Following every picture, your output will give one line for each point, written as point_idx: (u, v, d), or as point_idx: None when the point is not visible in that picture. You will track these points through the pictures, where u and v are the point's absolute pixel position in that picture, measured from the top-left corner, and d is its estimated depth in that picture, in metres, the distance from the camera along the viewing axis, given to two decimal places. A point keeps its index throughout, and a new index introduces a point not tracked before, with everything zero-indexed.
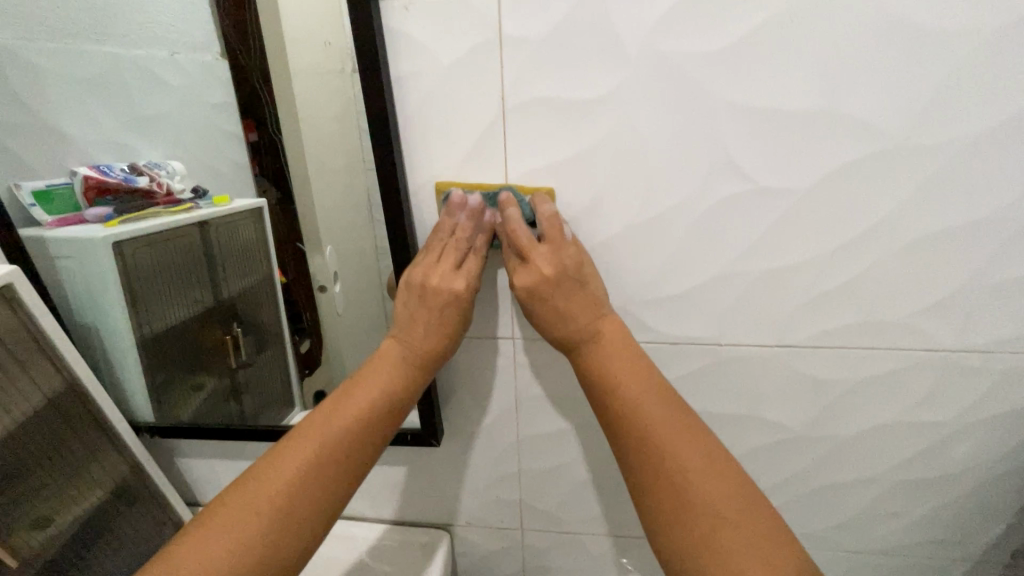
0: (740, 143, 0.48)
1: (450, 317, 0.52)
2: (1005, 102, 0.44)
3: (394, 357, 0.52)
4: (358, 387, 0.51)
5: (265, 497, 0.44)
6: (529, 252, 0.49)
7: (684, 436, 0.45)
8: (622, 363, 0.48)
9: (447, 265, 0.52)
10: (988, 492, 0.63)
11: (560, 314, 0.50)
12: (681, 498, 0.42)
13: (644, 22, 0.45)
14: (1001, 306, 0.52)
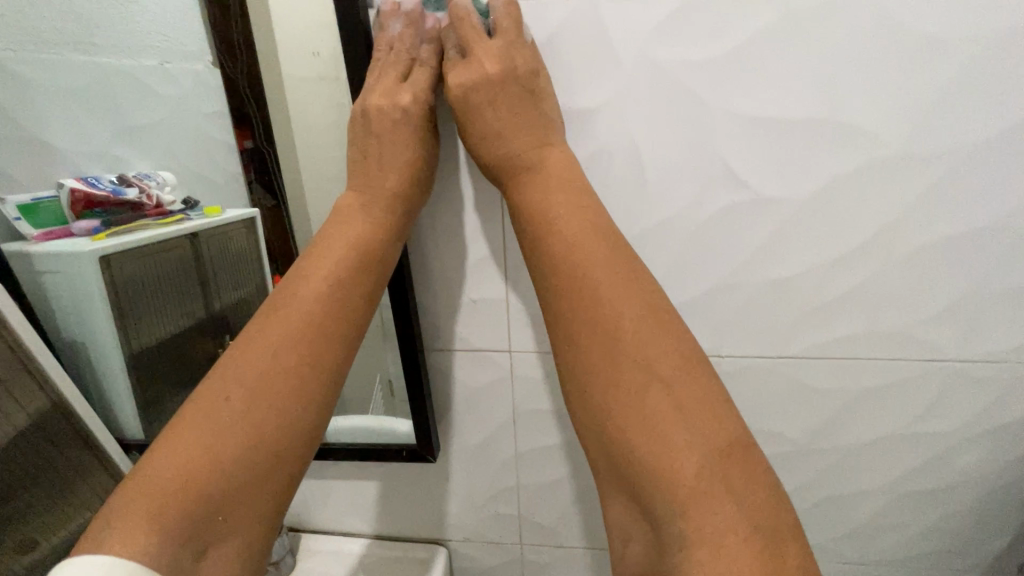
0: (738, 150, 0.46)
1: (405, 132, 0.48)
2: (1010, 107, 0.43)
3: (357, 221, 0.48)
4: (309, 272, 0.46)
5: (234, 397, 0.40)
6: (470, 44, 0.44)
7: (651, 325, 0.39)
8: (583, 240, 0.42)
9: (390, 78, 0.48)
10: (994, 504, 0.62)
11: (496, 125, 0.44)
12: (618, 359, 0.38)
13: (638, 29, 0.43)
14: (1008, 314, 0.51)
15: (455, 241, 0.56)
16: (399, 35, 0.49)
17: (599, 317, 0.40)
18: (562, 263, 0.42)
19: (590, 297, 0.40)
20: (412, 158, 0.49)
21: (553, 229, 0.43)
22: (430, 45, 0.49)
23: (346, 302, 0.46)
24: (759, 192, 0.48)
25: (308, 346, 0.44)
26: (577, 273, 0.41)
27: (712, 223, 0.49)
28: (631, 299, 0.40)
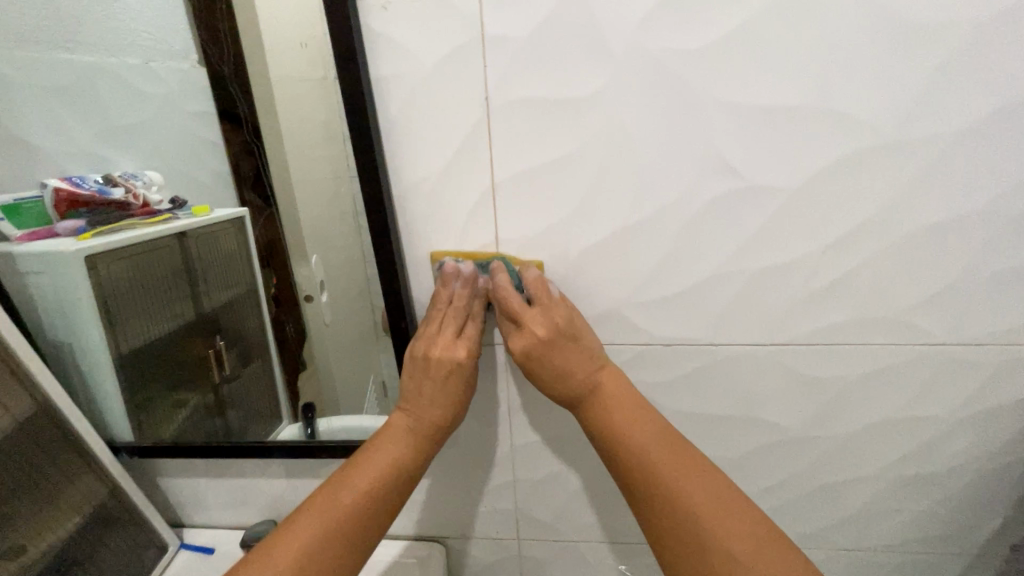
0: (730, 139, 0.47)
1: (459, 379, 0.52)
2: (995, 91, 0.43)
3: (407, 426, 0.53)
4: (381, 444, 0.51)
5: (304, 556, 0.43)
6: (522, 315, 0.49)
7: (695, 482, 0.44)
8: (635, 421, 0.48)
9: (448, 335, 0.52)
10: (986, 486, 0.62)
11: (558, 374, 0.50)
12: (696, 544, 0.42)
13: (628, 17, 0.43)
14: (998, 298, 0.51)
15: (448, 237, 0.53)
16: (449, 292, 0.52)
17: (658, 484, 0.45)
18: (618, 440, 0.48)
19: (648, 467, 0.46)
20: (463, 402, 0.54)
21: (608, 414, 0.49)
22: (480, 300, 0.53)
23: (412, 473, 0.51)
24: (751, 181, 0.48)
25: (373, 511, 0.48)
26: (633, 449, 0.47)
27: (705, 213, 0.50)
28: (683, 464, 0.45)
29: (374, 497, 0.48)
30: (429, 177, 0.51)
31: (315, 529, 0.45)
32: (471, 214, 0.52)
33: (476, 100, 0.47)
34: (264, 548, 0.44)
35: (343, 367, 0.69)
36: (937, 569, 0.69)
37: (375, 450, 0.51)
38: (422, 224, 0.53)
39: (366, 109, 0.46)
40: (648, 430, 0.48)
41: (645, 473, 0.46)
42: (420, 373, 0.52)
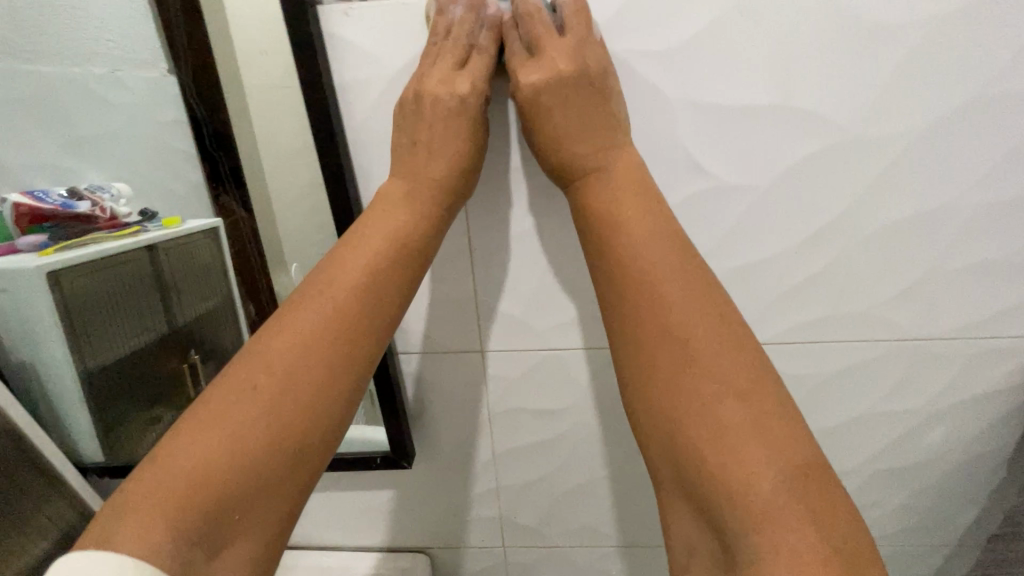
0: (699, 139, 0.47)
1: (459, 125, 0.44)
2: (954, 89, 0.44)
3: (393, 218, 0.45)
4: (359, 241, 0.44)
5: (254, 393, 0.37)
6: (543, 43, 0.43)
7: (698, 296, 0.38)
8: (657, 257, 0.40)
9: (447, 65, 0.44)
10: (963, 476, 0.63)
11: (576, 125, 0.43)
12: (684, 365, 0.37)
13: (592, 19, 0.43)
14: (965, 291, 0.52)
15: None
16: (456, 21, 0.44)
17: (671, 333, 0.38)
18: (633, 280, 0.40)
19: (662, 315, 0.38)
20: (456, 176, 0.46)
21: (625, 251, 0.41)
22: (492, 33, 0.45)
23: (399, 280, 0.44)
24: (721, 180, 0.48)
25: (335, 346, 0.40)
26: (645, 294, 0.40)
27: (676, 214, 0.50)
28: (702, 316, 0.38)
29: (338, 324, 0.41)
30: None
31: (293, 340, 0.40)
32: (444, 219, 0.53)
33: None
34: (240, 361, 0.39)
35: None
36: (919, 560, 0.69)
37: (351, 250, 0.43)
38: None
39: (330, 117, 0.45)
40: (666, 267, 0.40)
41: (655, 322, 0.39)
42: (415, 108, 0.44)
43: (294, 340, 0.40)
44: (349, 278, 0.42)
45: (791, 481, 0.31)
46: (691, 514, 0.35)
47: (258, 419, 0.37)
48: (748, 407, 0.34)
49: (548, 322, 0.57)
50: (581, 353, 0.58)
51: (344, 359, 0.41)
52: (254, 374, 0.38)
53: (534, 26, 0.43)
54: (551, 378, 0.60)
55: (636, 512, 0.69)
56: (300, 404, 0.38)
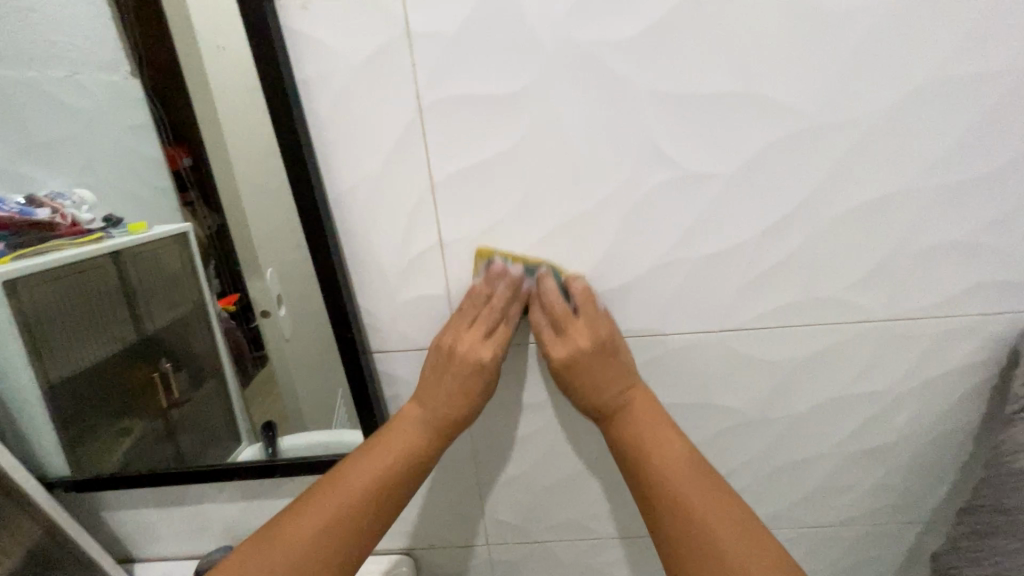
0: (664, 130, 0.47)
1: (484, 383, 0.52)
2: (908, 74, 0.45)
3: (427, 422, 0.53)
4: (394, 431, 0.52)
5: (325, 529, 0.47)
6: (569, 326, 0.52)
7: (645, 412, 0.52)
8: (646, 424, 0.52)
9: (477, 333, 0.52)
10: (932, 454, 0.65)
11: (591, 387, 0.52)
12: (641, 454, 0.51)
13: (556, 11, 0.43)
14: (926, 273, 0.54)
15: (392, 241, 0.52)
16: (487, 293, 0.51)
17: (665, 481, 0.48)
18: (631, 444, 0.51)
19: (654, 466, 0.49)
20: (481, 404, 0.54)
21: (624, 426, 0.52)
22: (517, 304, 0.52)
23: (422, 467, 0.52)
24: (688, 168, 0.48)
25: (394, 493, 0.50)
26: (641, 452, 0.50)
27: (644, 202, 0.50)
28: (687, 464, 0.49)
29: (397, 475, 0.50)
30: (364, 181, 0.49)
31: (323, 517, 0.47)
32: (412, 209, 0.50)
33: (407, 97, 0.46)
34: (280, 522, 0.48)
35: (310, 391, 0.61)
36: (893, 538, 0.71)
37: (388, 438, 0.52)
38: (363, 230, 0.52)
39: (292, 114, 0.45)
40: (655, 433, 0.51)
41: (652, 472, 0.49)
42: (444, 360, 0.52)
43: (359, 484, 0.49)
44: (405, 435, 0.52)
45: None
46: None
47: (327, 551, 0.46)
48: (731, 526, 0.45)
49: (523, 317, 0.56)
50: None
51: (387, 513, 0.50)
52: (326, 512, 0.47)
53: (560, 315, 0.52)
54: (529, 372, 0.60)
55: (618, 505, 0.70)
56: (361, 542, 0.48)
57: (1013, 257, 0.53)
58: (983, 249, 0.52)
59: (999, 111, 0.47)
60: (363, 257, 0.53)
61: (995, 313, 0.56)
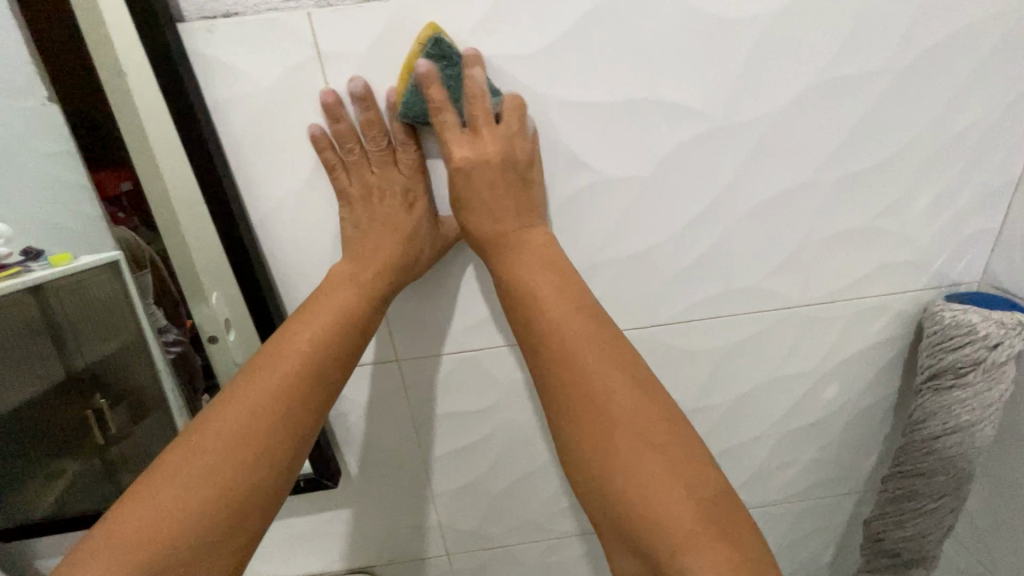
0: (578, 136, 0.49)
1: (411, 208, 0.50)
2: (798, 77, 0.48)
3: (357, 277, 0.49)
4: (326, 293, 0.48)
5: (247, 424, 0.42)
6: (479, 126, 0.45)
7: (564, 307, 0.44)
8: (565, 326, 0.44)
9: (385, 161, 0.48)
10: (858, 426, 0.69)
11: (487, 210, 0.47)
12: (575, 366, 0.42)
13: (462, 28, 0.44)
14: (833, 258, 0.57)
15: (323, 259, 0.52)
16: (367, 121, 0.46)
17: (585, 395, 0.41)
18: (557, 359, 0.43)
19: (569, 377, 0.42)
20: (428, 238, 0.50)
21: (531, 319, 0.45)
22: (410, 122, 0.46)
23: (360, 325, 0.49)
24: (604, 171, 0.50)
25: (314, 373, 0.46)
26: (561, 364, 0.43)
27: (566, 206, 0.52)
28: (608, 377, 0.41)
29: (318, 349, 0.46)
30: (288, 200, 0.49)
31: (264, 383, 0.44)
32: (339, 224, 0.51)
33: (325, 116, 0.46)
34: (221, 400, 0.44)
35: None
36: (831, 508, 0.75)
37: (318, 303, 0.48)
38: (291, 249, 0.52)
39: (207, 141, 0.44)
40: (590, 339, 0.43)
41: (572, 385, 0.42)
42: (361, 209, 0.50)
43: (271, 372, 0.44)
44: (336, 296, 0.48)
45: (690, 522, 0.35)
46: (623, 549, 0.38)
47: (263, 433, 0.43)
48: (641, 460, 0.38)
49: (462, 325, 0.57)
50: (497, 353, 0.59)
51: (333, 374, 0.47)
52: (239, 406, 0.43)
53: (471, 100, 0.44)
54: (472, 381, 0.60)
55: (572, 502, 0.71)
56: (302, 417, 0.45)
57: (911, 238, 0.57)
58: (884, 232, 0.57)
59: (884, 105, 0.51)
60: (293, 276, 0.53)
61: (900, 290, 0.60)
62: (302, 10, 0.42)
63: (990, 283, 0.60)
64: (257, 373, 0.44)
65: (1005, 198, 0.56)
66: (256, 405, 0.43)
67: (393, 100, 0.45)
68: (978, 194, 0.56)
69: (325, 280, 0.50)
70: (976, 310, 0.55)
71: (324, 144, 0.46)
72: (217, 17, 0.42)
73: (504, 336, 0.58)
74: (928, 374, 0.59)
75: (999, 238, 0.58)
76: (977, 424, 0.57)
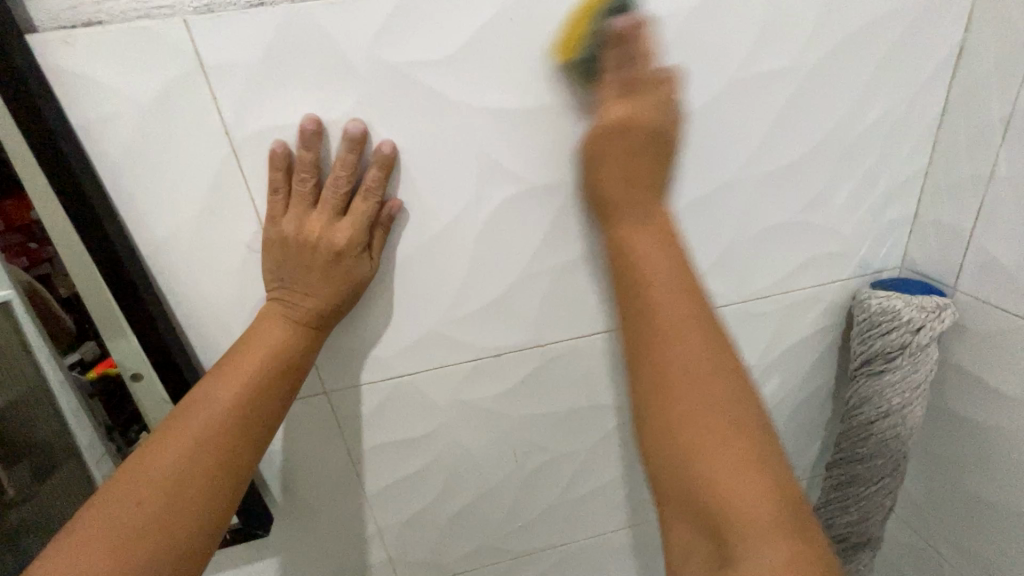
0: (500, 143, 0.46)
1: (341, 269, 0.44)
2: (715, 76, 0.48)
3: (288, 319, 0.45)
4: (254, 336, 0.45)
5: (167, 485, 0.38)
6: (641, 88, 0.42)
7: (654, 246, 0.42)
8: (670, 302, 0.39)
9: (327, 211, 0.43)
10: (801, 415, 0.70)
11: (631, 174, 0.43)
12: (650, 309, 0.40)
13: (363, 31, 0.40)
14: (764, 253, 0.58)
15: (230, 291, 0.47)
16: (342, 161, 0.42)
17: (677, 374, 0.37)
18: (642, 295, 0.40)
19: (673, 353, 0.38)
20: (359, 286, 0.46)
21: (632, 256, 0.42)
22: (382, 173, 0.44)
23: (296, 370, 0.45)
24: (530, 181, 0.48)
25: (244, 424, 0.42)
26: (657, 310, 0.39)
27: (492, 221, 0.49)
28: (709, 342, 0.38)
29: (247, 399, 0.43)
30: (181, 229, 0.44)
31: (188, 439, 0.40)
32: (249, 255, 0.46)
33: (213, 132, 0.41)
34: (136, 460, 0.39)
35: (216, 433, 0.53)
36: None
37: (245, 349, 0.44)
38: (191, 283, 0.46)
39: (75, 167, 0.39)
40: (670, 294, 0.40)
41: (673, 368, 0.37)
42: (288, 252, 0.44)
43: (206, 416, 0.41)
44: (266, 340, 0.44)
45: (775, 522, 0.32)
46: (688, 527, 0.35)
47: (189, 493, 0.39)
48: (723, 443, 0.34)
49: (393, 350, 0.53)
50: (434, 378, 0.56)
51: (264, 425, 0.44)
52: (170, 455, 0.39)
53: (642, 56, 0.41)
54: (410, 408, 0.57)
55: (527, 521, 0.68)
56: (233, 472, 0.41)
57: (834, 230, 0.59)
58: (809, 226, 0.58)
59: (798, 103, 0.51)
60: (196, 312, 0.48)
61: (829, 282, 0.62)
62: (177, 18, 0.38)
63: (909, 270, 0.62)
64: (190, 418, 0.41)
65: (915, 187, 0.59)
66: (187, 454, 0.40)
67: (387, 153, 0.43)
68: (892, 185, 0.58)
69: (262, 312, 0.46)
70: (900, 296, 0.57)
71: (278, 163, 0.42)
72: (73, 27, 0.37)
73: (438, 358, 0.55)
74: (861, 360, 0.60)
75: (914, 224, 0.60)
76: (907, 407, 0.59)
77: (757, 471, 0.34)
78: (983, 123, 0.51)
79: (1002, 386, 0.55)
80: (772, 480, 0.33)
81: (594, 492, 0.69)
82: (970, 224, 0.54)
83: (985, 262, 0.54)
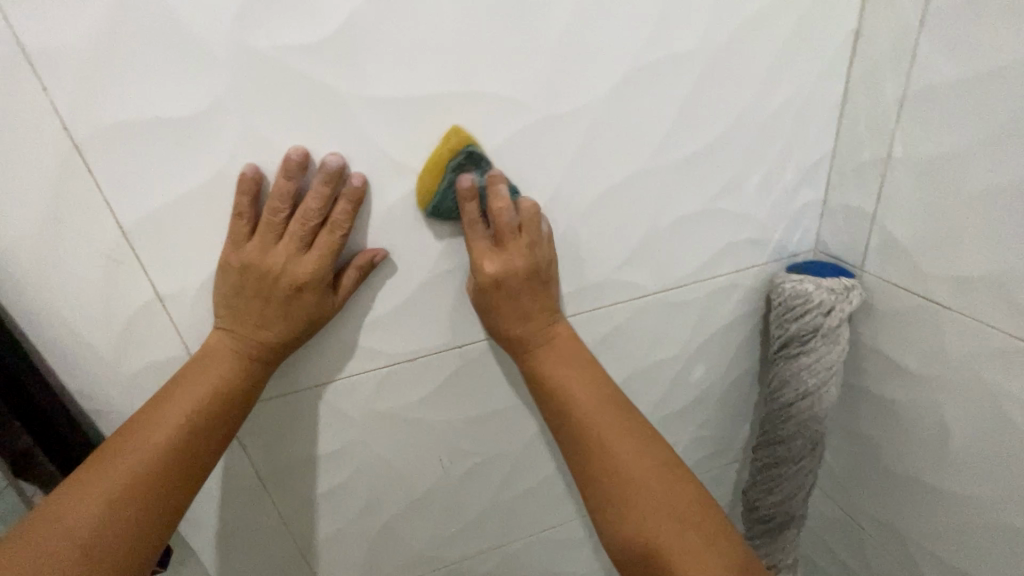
0: (391, 136, 0.43)
1: (302, 303, 0.43)
2: (617, 62, 0.46)
3: (234, 353, 0.43)
4: (196, 368, 0.42)
5: (94, 520, 0.35)
6: (506, 239, 0.45)
7: (576, 372, 0.48)
8: (599, 414, 0.46)
9: (295, 242, 0.41)
10: (730, 398, 0.71)
11: (523, 313, 0.48)
12: (577, 428, 0.47)
13: (219, 13, 0.36)
14: (677, 241, 0.57)
15: (92, 308, 0.42)
16: (315, 194, 0.41)
17: (615, 476, 0.44)
18: (572, 413, 0.47)
19: (610, 464, 0.45)
20: (320, 318, 0.44)
21: (562, 384, 0.48)
22: (351, 206, 0.42)
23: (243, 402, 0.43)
24: None
25: (182, 459, 0.40)
26: (584, 427, 0.46)
27: (390, 220, 0.46)
28: (640, 448, 0.45)
29: (187, 436, 0.40)
30: (24, 237, 0.39)
31: (121, 475, 0.37)
32: (204, 287, 0.44)
33: (48, 128, 0.36)
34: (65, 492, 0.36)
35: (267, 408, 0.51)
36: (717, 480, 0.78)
37: (187, 382, 0.41)
38: (41, 299, 0.41)
39: None
40: (600, 410, 0.47)
41: (615, 478, 0.44)
42: (247, 283, 0.42)
43: (137, 459, 0.38)
44: (210, 374, 0.42)
45: None
46: None
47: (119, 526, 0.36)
48: (677, 533, 0.41)
49: (294, 362, 0.49)
50: (348, 390, 0.52)
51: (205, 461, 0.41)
52: (91, 498, 0.36)
53: (496, 213, 0.45)
54: (319, 422, 0.53)
55: (464, 524, 0.66)
56: (167, 507, 0.38)
57: (748, 215, 0.59)
58: (724, 212, 0.57)
59: (702, 89, 0.50)
60: (52, 332, 0.42)
61: (747, 267, 0.62)
62: None
63: (822, 252, 0.63)
64: (122, 459, 0.38)
65: (823, 171, 0.59)
66: (116, 490, 0.37)
67: (357, 186, 0.41)
68: (802, 168, 0.58)
69: (205, 346, 0.43)
70: (812, 279, 0.58)
71: (247, 187, 0.40)
72: None
73: (346, 366, 0.51)
74: (779, 344, 0.61)
75: (824, 208, 0.61)
76: (824, 387, 0.60)
77: (707, 546, 0.40)
78: (880, 106, 0.52)
79: (907, 363, 0.57)
80: (716, 553, 0.40)
81: (531, 489, 0.67)
82: (873, 206, 0.56)
83: (887, 242, 0.55)
